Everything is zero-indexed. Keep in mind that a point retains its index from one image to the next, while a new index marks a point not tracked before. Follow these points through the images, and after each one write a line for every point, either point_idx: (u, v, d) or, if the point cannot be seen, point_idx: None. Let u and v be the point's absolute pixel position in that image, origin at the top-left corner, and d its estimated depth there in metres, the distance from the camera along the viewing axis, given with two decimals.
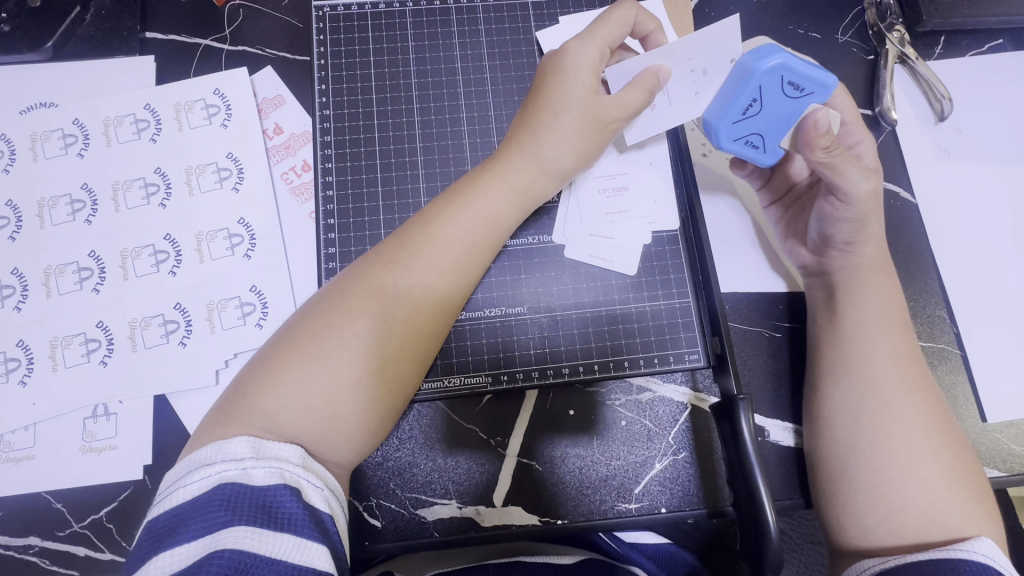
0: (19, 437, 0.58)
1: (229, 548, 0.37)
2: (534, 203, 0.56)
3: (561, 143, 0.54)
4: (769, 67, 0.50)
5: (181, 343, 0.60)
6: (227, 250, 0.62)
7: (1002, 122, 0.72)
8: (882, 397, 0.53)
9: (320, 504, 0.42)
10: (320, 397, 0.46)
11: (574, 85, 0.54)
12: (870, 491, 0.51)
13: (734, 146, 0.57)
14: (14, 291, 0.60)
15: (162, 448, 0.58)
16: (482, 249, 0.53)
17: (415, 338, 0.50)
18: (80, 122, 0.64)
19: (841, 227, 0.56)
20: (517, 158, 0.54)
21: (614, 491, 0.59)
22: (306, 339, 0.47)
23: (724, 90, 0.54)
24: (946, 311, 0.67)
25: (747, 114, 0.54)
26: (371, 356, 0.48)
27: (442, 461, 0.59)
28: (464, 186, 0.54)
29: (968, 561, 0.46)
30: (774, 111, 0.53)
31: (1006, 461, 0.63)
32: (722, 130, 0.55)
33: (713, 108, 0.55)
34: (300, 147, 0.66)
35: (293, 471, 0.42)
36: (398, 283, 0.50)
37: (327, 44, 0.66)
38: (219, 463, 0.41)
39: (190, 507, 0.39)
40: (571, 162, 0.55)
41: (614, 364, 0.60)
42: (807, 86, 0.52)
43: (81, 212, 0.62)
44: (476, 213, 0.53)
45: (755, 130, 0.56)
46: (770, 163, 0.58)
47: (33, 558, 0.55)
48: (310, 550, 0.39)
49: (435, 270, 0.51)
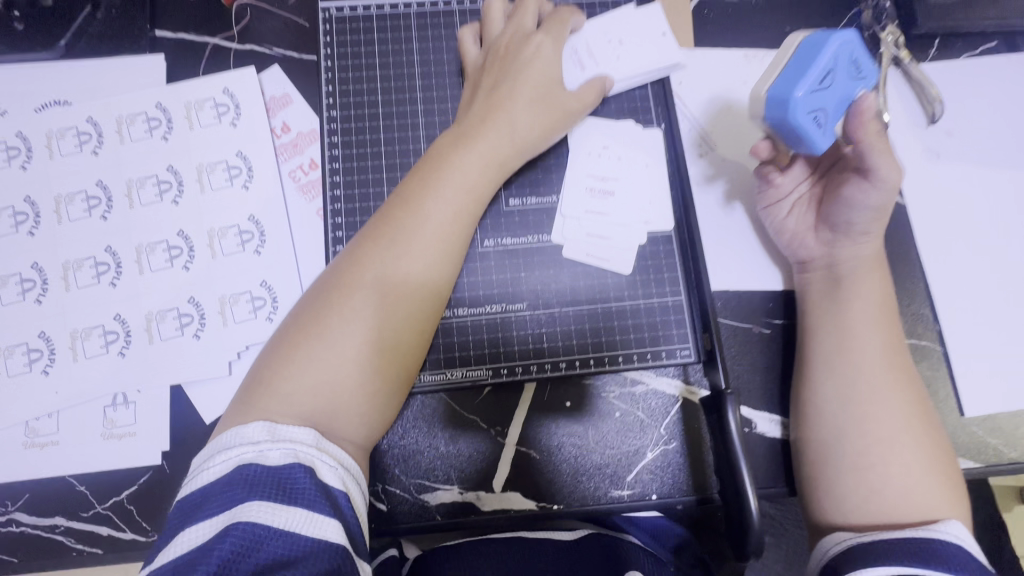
0: (43, 424, 0.61)
1: (248, 521, 0.40)
2: (509, 169, 0.60)
3: (525, 122, 0.60)
4: (842, 41, 0.52)
5: (195, 335, 0.62)
6: (238, 246, 0.65)
7: (991, 125, 0.74)
8: (864, 389, 0.56)
9: (333, 481, 0.45)
10: (327, 373, 0.49)
11: (528, 77, 0.61)
12: (853, 475, 0.54)
13: (806, 119, 0.52)
14: (34, 285, 0.63)
15: (178, 435, 0.61)
16: (465, 216, 0.56)
17: (412, 304, 0.53)
18: (93, 121, 0.66)
19: (860, 212, 0.58)
20: (488, 132, 0.58)
21: (608, 477, 0.62)
22: (310, 322, 0.50)
23: (796, 59, 0.52)
24: (929, 310, 0.69)
25: (822, 86, 0.52)
26: (375, 327, 0.50)
27: (445, 447, 0.62)
28: (442, 160, 0.57)
29: (939, 541, 0.49)
30: (842, 89, 0.53)
31: (981, 453, 0.66)
32: (801, 94, 0.51)
33: (785, 76, 0.52)
34: (307, 146, 0.68)
35: (307, 451, 0.45)
36: (386, 254, 0.53)
37: (332, 45, 0.67)
38: (239, 446, 0.44)
39: (213, 486, 0.42)
40: (540, 133, 0.61)
41: (609, 358, 0.63)
42: (865, 73, 0.54)
43: (97, 208, 0.64)
44: (455, 185, 0.56)
45: (822, 106, 0.52)
46: (824, 149, 0.54)
47: (59, 537, 0.59)
48: (322, 524, 0.41)
49: (421, 240, 0.54)
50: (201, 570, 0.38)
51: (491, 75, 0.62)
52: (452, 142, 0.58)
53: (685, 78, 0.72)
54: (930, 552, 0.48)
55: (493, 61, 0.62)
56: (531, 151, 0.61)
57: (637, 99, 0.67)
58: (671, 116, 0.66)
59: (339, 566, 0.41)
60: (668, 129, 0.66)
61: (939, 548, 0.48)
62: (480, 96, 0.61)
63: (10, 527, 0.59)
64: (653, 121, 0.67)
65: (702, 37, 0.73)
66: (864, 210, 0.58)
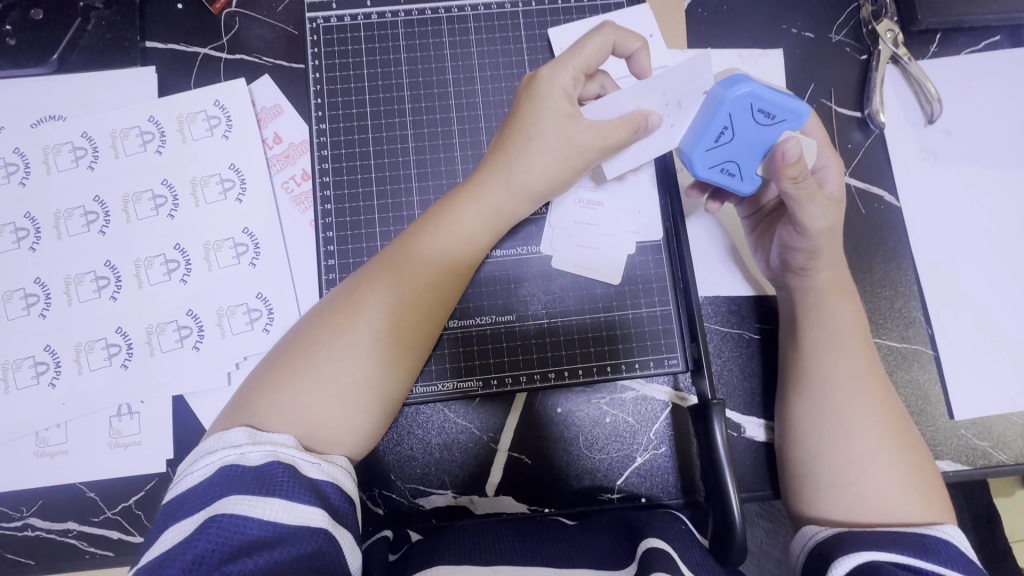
0: (53, 434, 0.63)
1: (228, 513, 0.40)
2: (507, 221, 0.58)
3: (534, 166, 0.56)
4: (735, 96, 0.54)
5: (194, 347, 0.64)
6: (233, 259, 0.66)
7: (992, 123, 0.72)
8: (838, 403, 0.56)
9: (315, 475, 0.45)
10: (312, 404, 0.49)
11: (545, 113, 0.56)
12: (831, 492, 0.55)
13: (712, 174, 0.59)
14: (38, 299, 0.65)
15: (182, 443, 0.63)
16: (459, 267, 0.56)
17: (403, 351, 0.53)
18: (88, 136, 0.67)
19: (796, 255, 0.58)
20: (491, 182, 0.57)
21: (597, 483, 0.63)
22: (303, 352, 0.50)
23: (695, 121, 0.57)
24: (921, 313, 0.69)
25: (720, 141, 0.56)
26: (362, 370, 0.50)
27: (438, 454, 0.64)
28: (443, 210, 0.57)
29: (931, 536, 0.49)
30: (748, 138, 0.56)
31: (970, 456, 0.67)
32: (696, 157, 0.58)
33: (689, 135, 0.58)
34: (299, 157, 0.68)
35: (287, 451, 0.45)
36: (380, 301, 0.52)
37: (320, 56, 0.67)
38: (220, 450, 0.44)
39: (194, 488, 0.42)
40: (546, 183, 0.57)
41: (598, 368, 0.64)
42: (779, 114, 0.55)
43: (95, 223, 0.66)
44: (455, 233, 0.56)
45: (731, 158, 0.57)
46: (748, 191, 0.59)
47: (72, 540, 0.61)
48: (301, 513, 0.41)
49: (417, 289, 0.54)
50: (178, 561, 0.38)
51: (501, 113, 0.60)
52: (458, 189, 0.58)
53: None
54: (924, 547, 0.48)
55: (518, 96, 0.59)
56: (534, 198, 0.58)
57: None
58: None
59: (321, 550, 0.42)
60: None
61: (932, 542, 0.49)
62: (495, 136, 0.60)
63: (25, 531, 0.62)
64: None
65: (695, 39, 0.72)
66: (796, 251, 0.58)
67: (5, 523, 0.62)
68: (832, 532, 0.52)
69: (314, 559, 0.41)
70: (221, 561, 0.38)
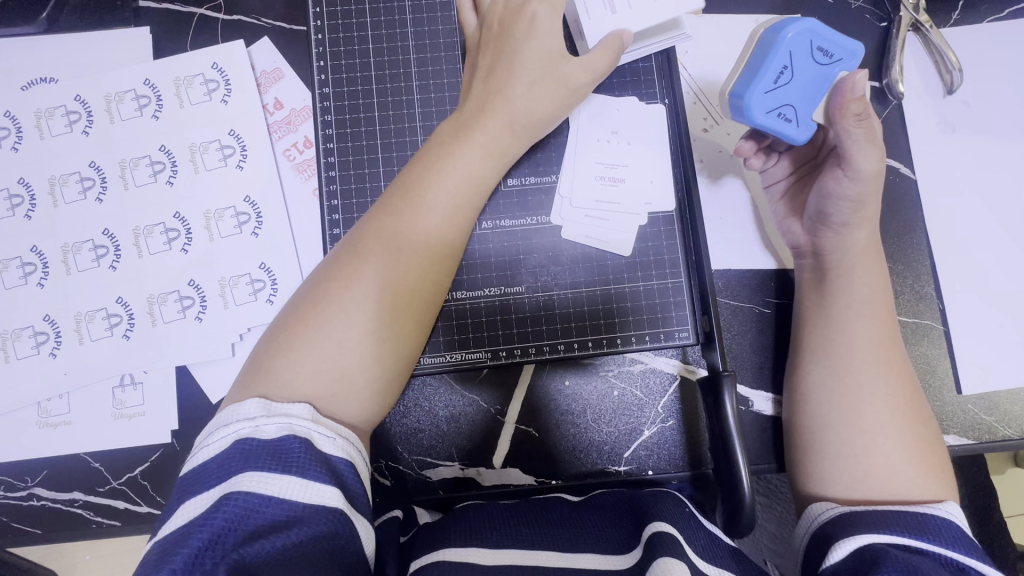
0: (55, 405, 0.62)
1: (241, 491, 0.39)
2: (509, 156, 0.58)
3: (530, 102, 0.57)
4: (794, 34, 0.54)
5: (197, 318, 0.63)
6: (235, 227, 0.64)
7: (1012, 94, 0.70)
8: (854, 377, 0.56)
9: (332, 451, 0.44)
10: (327, 360, 0.48)
11: (533, 49, 0.57)
12: (836, 463, 0.55)
13: (768, 119, 0.55)
14: (36, 268, 0.63)
15: (186, 415, 0.62)
16: (460, 201, 0.55)
17: (405, 300, 0.51)
18: (81, 99, 0.64)
19: (839, 205, 0.57)
20: (486, 117, 0.56)
21: (605, 455, 0.63)
22: (309, 310, 0.49)
23: (752, 63, 0.55)
24: (933, 288, 0.68)
25: (779, 83, 0.54)
26: (374, 315, 0.49)
27: (445, 426, 0.63)
28: (440, 149, 0.56)
29: (935, 515, 0.49)
30: (804, 77, 0.54)
31: (976, 431, 0.67)
32: (755, 99, 0.54)
33: (742, 81, 0.55)
34: (301, 123, 0.66)
35: (302, 424, 0.44)
36: (384, 241, 0.51)
37: (323, 17, 0.64)
38: (234, 422, 0.43)
39: (209, 464, 0.41)
40: (538, 116, 0.58)
41: (607, 340, 0.63)
42: (835, 53, 0.54)
43: (92, 190, 0.64)
44: (455, 174, 0.55)
45: (788, 101, 0.55)
46: (802, 141, 0.56)
47: (78, 510, 0.61)
48: (315, 490, 0.41)
49: (417, 228, 0.53)
50: (196, 539, 0.37)
51: (490, 52, 0.59)
52: (453, 129, 0.57)
53: (691, 48, 0.69)
54: (928, 526, 0.48)
55: (494, 33, 0.59)
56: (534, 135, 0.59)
57: (642, 73, 0.65)
58: (676, 90, 0.64)
59: (337, 530, 0.41)
60: (672, 107, 0.65)
61: (937, 522, 0.48)
62: (477, 75, 0.59)
63: (31, 501, 0.61)
64: (658, 97, 0.65)
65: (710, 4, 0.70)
66: (841, 201, 0.56)
67: (9, 493, 0.62)
68: (837, 511, 0.51)
69: (331, 539, 0.41)
70: (237, 543, 0.37)
